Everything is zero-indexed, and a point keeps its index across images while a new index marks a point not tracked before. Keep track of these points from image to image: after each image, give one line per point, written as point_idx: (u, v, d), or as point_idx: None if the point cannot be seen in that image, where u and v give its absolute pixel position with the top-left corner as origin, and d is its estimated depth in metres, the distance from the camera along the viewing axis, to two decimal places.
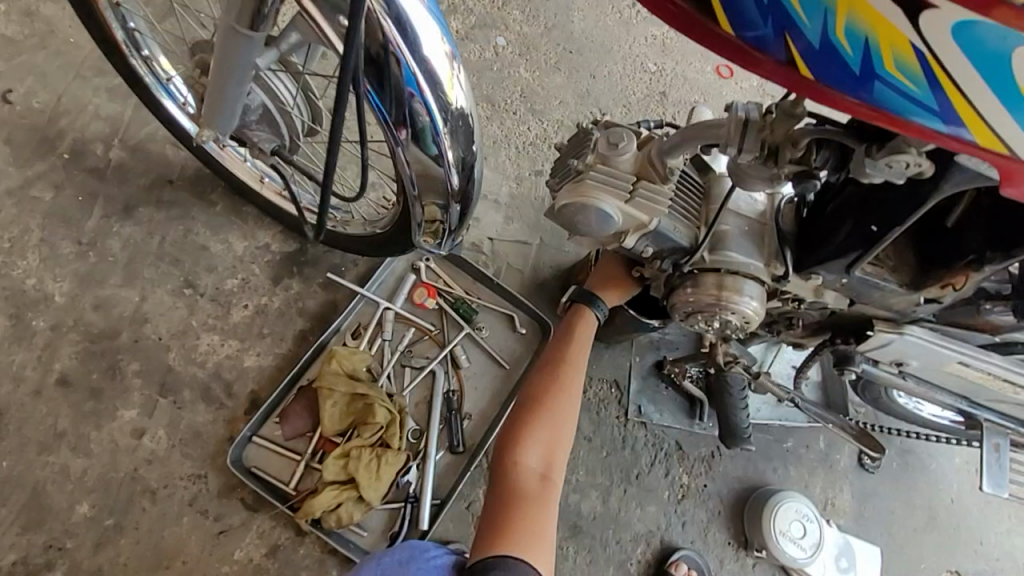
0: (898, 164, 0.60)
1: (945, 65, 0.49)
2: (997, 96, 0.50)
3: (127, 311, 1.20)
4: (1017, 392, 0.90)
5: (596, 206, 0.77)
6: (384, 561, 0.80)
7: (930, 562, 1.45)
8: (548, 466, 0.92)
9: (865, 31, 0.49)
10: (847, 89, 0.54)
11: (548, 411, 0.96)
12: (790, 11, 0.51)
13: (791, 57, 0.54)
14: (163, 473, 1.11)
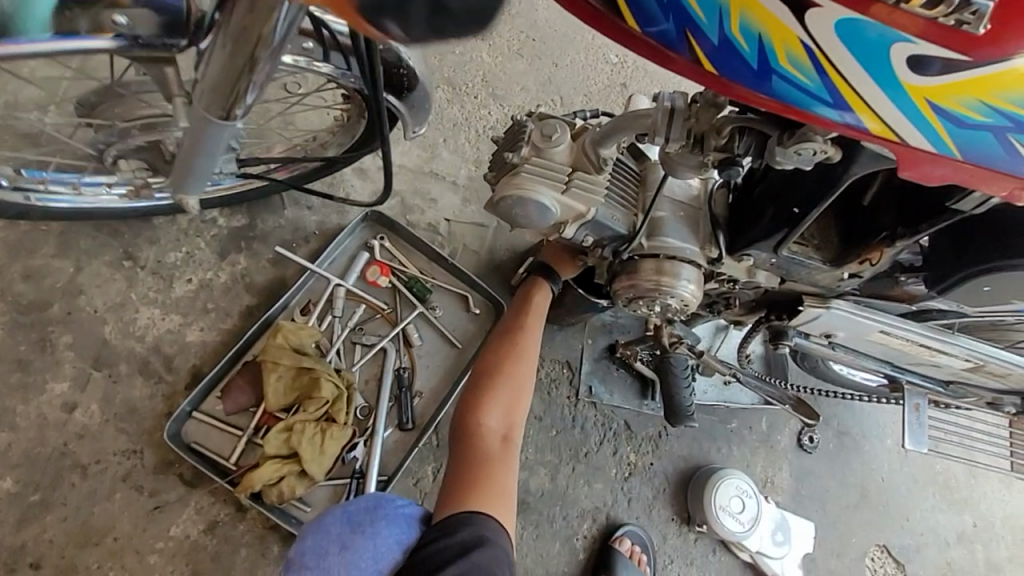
0: (806, 152, 0.62)
1: (833, 58, 0.52)
2: (881, 86, 0.53)
3: (60, 281, 1.15)
4: (933, 355, 0.98)
5: (533, 198, 0.77)
6: (350, 509, 0.80)
7: (859, 536, 1.54)
8: (509, 427, 0.93)
9: (759, 29, 0.52)
10: (750, 84, 0.56)
11: (506, 375, 0.96)
12: (691, 10, 0.52)
13: (695, 53, 0.55)
14: (95, 449, 1.07)
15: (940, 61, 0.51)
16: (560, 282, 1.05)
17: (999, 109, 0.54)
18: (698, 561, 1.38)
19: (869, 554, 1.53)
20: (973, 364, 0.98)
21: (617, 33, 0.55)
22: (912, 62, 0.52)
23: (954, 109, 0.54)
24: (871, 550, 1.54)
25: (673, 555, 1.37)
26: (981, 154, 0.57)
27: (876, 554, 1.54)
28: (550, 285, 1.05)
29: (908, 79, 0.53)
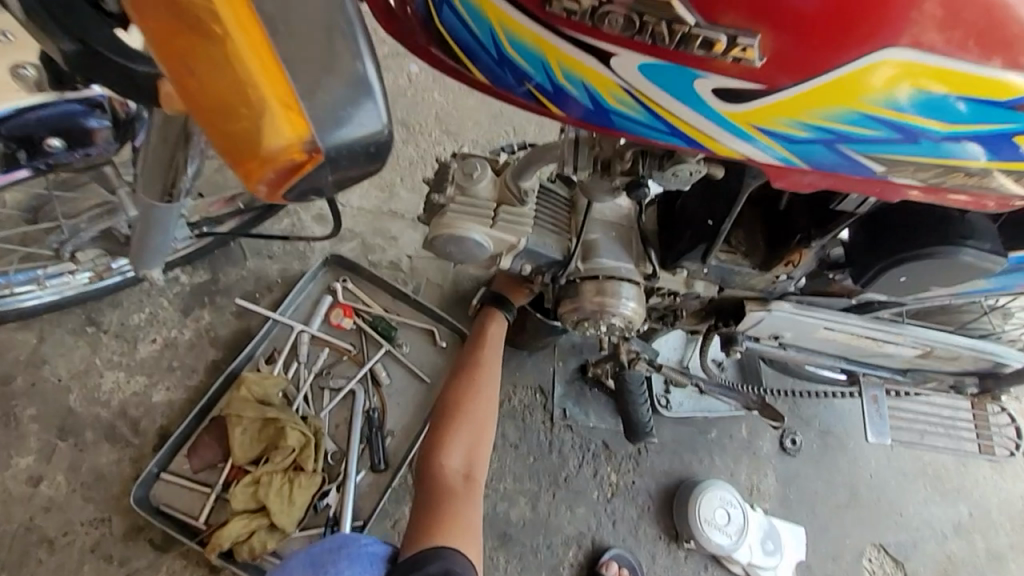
0: (683, 173, 0.70)
1: (648, 95, 0.58)
2: (700, 114, 0.59)
3: (23, 354, 1.16)
4: (880, 345, 1.00)
5: (463, 235, 0.81)
6: (313, 551, 0.78)
7: (853, 536, 1.52)
8: (470, 465, 0.92)
9: (581, 77, 0.58)
10: (592, 122, 0.62)
11: (466, 412, 0.97)
12: (519, 65, 0.58)
13: (538, 99, 0.61)
14: (62, 521, 1.07)
15: (743, 90, 0.56)
16: (513, 310, 1.07)
17: (819, 124, 0.58)
18: None
19: (865, 554, 1.51)
20: (920, 350, 1.02)
21: (473, 82, 0.63)
22: (718, 94, 0.57)
23: (776, 128, 0.59)
24: (868, 550, 1.51)
25: (664, 574, 1.35)
26: (828, 165, 0.62)
27: (872, 553, 1.51)
28: (503, 314, 1.07)
29: (719, 106, 0.58)
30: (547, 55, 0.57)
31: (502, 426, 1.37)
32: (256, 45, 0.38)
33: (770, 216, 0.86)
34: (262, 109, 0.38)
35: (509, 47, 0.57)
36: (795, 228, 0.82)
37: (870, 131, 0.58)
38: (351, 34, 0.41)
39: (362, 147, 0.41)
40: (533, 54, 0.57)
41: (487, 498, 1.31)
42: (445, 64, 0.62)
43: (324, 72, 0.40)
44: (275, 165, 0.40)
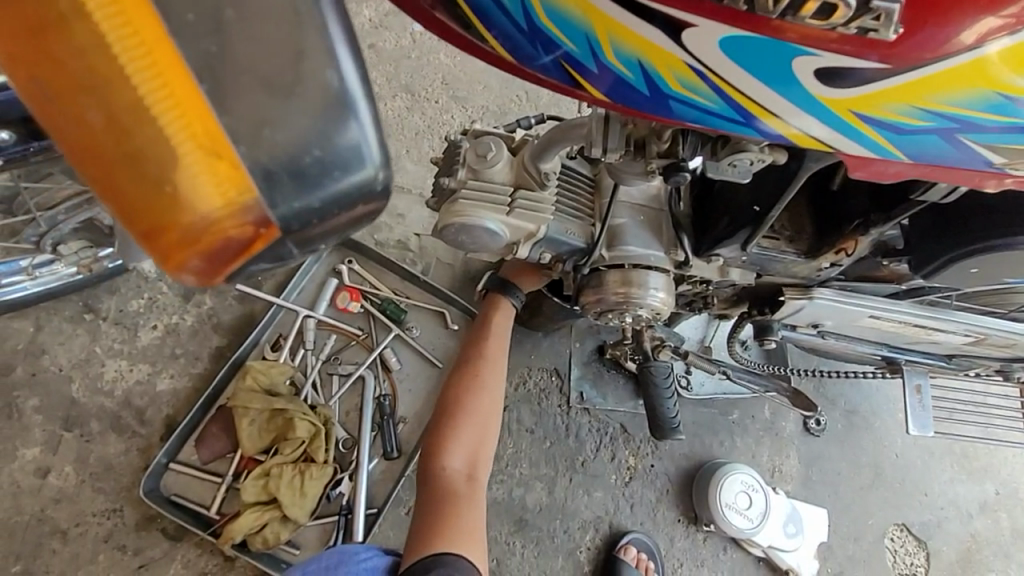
0: (742, 162, 0.61)
1: (724, 77, 0.49)
2: (790, 101, 0.50)
3: (21, 343, 1.11)
4: (929, 333, 0.92)
5: (477, 223, 0.73)
6: (310, 569, 0.76)
7: (877, 517, 1.48)
8: (472, 465, 0.89)
9: (637, 55, 0.49)
10: (644, 108, 0.53)
11: (469, 409, 0.92)
12: (556, 39, 0.49)
13: (576, 79, 0.52)
14: (73, 512, 1.05)
15: (854, 72, 0.47)
16: (521, 295, 1.00)
17: (938, 112, 0.50)
18: (709, 562, 1.33)
19: (888, 534, 1.47)
20: (972, 337, 0.94)
21: (493, 57, 0.54)
22: (815, 73, 0.47)
23: (882, 116, 0.50)
24: (891, 530, 1.48)
25: (682, 557, 1.33)
26: (930, 155, 0.54)
27: (895, 533, 1.48)
28: (511, 301, 1.01)
29: (817, 91, 0.49)
30: (595, 28, 0.48)
31: (517, 410, 1.33)
32: (178, 90, 0.29)
33: (819, 197, 0.78)
34: (187, 173, 0.30)
35: (545, 17, 0.48)
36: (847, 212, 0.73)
37: (994, 117, 0.50)
38: (322, 51, 0.32)
39: (338, 204, 0.33)
40: (578, 27, 0.48)
41: (502, 483, 1.27)
42: (466, 40, 0.53)
43: (281, 115, 0.31)
44: (209, 247, 0.31)
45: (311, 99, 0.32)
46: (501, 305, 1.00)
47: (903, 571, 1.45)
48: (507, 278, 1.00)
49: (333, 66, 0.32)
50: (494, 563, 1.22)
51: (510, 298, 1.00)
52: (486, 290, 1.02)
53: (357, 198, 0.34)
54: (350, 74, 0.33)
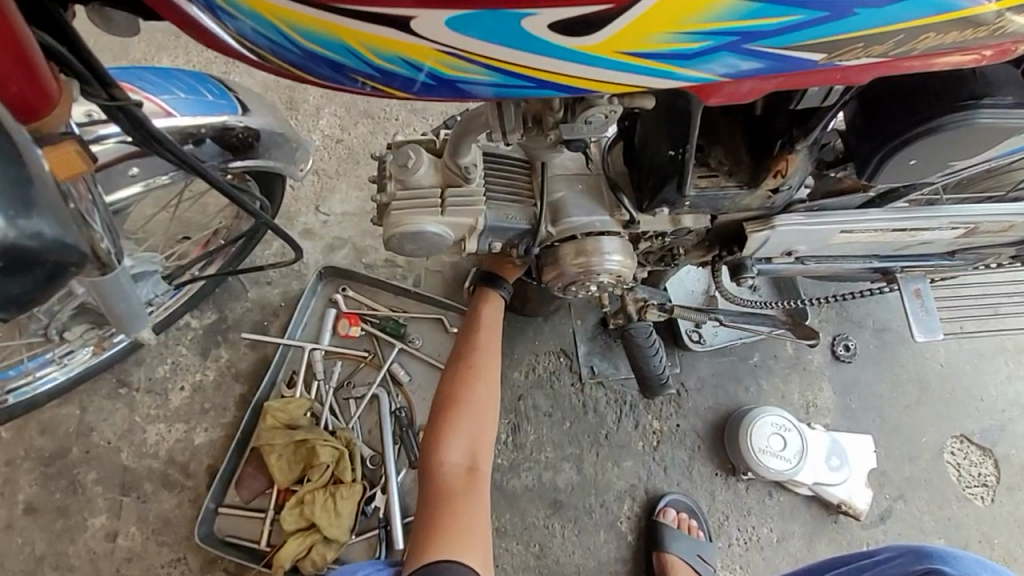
0: (597, 117, 0.62)
1: (484, 54, 0.51)
2: (561, 57, 0.52)
3: (71, 426, 1.22)
4: (915, 234, 0.88)
5: (415, 229, 0.76)
6: None
7: (931, 434, 1.41)
8: (473, 458, 0.93)
9: (398, 55, 0.51)
10: (473, 94, 0.56)
11: (466, 403, 0.96)
12: (327, 56, 0.52)
13: (370, 84, 0.56)
14: (145, 566, 1.15)
15: (593, 18, 0.48)
16: (508, 287, 1.02)
17: (709, 30, 0.50)
18: (756, 510, 1.31)
19: (947, 448, 1.40)
20: (964, 229, 0.89)
21: (296, 76, 0.57)
22: (558, 30, 0.49)
23: (657, 48, 0.51)
24: (949, 443, 1.40)
25: (727, 510, 1.31)
26: (738, 70, 0.54)
27: (955, 446, 1.40)
28: (499, 293, 1.03)
29: (572, 43, 0.50)
30: (348, 39, 0.50)
31: (532, 397, 1.34)
32: None
33: (750, 125, 0.77)
34: None
35: (304, 41, 0.51)
36: (776, 131, 0.73)
37: (778, 19, 0.50)
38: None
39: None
40: (334, 43, 0.51)
41: (531, 469, 1.29)
42: (255, 61, 0.56)
43: None
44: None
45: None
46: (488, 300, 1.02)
47: (971, 483, 1.37)
48: (490, 271, 1.02)
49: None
50: (537, 548, 1.25)
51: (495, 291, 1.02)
52: (476, 285, 1.04)
53: (1, 259, 0.50)
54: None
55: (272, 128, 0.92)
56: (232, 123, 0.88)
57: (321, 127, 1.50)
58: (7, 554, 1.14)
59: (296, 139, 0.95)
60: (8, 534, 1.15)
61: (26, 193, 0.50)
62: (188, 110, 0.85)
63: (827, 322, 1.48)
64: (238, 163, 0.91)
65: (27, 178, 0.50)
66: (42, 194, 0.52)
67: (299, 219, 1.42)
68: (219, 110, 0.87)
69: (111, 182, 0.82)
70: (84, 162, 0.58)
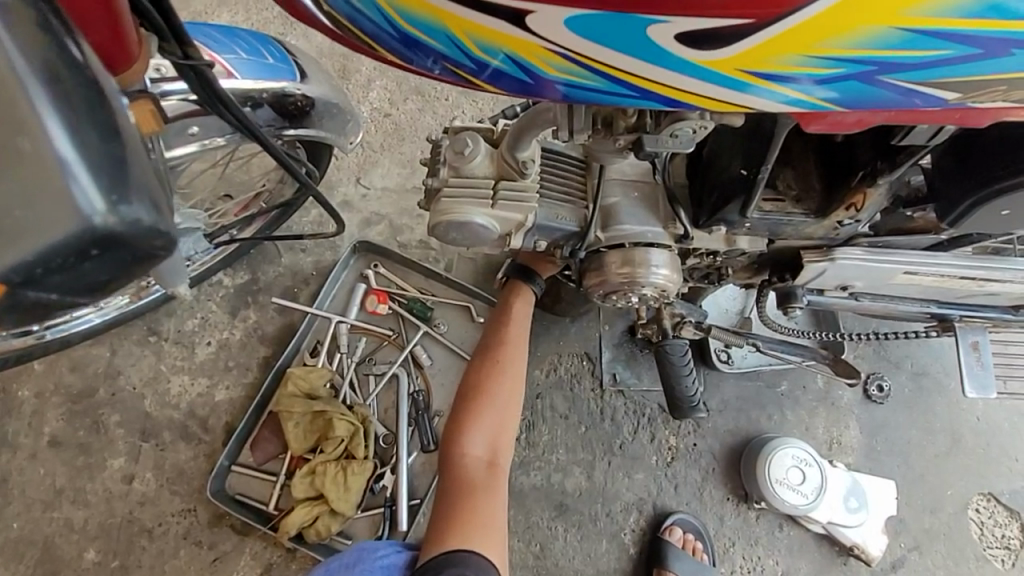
0: (684, 132, 0.60)
1: (592, 56, 0.49)
2: (674, 69, 0.49)
3: (100, 367, 1.24)
4: (982, 284, 0.83)
5: (464, 219, 0.74)
6: (332, 566, 0.82)
7: (958, 487, 1.35)
8: (493, 453, 0.93)
9: (501, 48, 0.49)
10: (538, 92, 0.54)
11: (493, 397, 0.95)
12: (424, 42, 0.51)
13: (463, 77, 0.54)
14: (156, 513, 1.17)
15: (722, 30, 0.45)
16: (540, 281, 1.00)
17: (844, 57, 0.47)
18: (764, 540, 1.28)
19: (972, 505, 1.34)
20: None
21: (381, 59, 0.56)
22: (680, 40, 0.47)
23: (780, 69, 0.48)
24: (974, 500, 1.35)
25: (734, 536, 1.28)
26: (860, 100, 0.51)
27: (981, 504, 1.35)
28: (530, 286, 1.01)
29: (692, 55, 0.48)
30: (453, 28, 0.48)
31: (550, 396, 1.32)
32: None
33: (826, 152, 0.73)
34: None
35: (402, 22, 0.49)
36: (854, 158, 0.69)
37: (922, 53, 0.46)
38: (35, 132, 0.47)
39: (66, 256, 0.49)
40: (434, 28, 0.49)
41: (541, 469, 1.28)
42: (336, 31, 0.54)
43: None
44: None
45: (37, 171, 0.47)
46: (516, 297, 1.00)
47: (992, 544, 1.32)
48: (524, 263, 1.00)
49: (50, 143, 0.47)
50: (538, 548, 1.23)
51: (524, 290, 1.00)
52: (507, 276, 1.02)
53: (89, 242, 0.49)
54: (72, 146, 0.48)
55: (330, 99, 0.91)
56: (290, 90, 0.87)
57: (371, 99, 1.49)
58: (29, 483, 1.17)
59: (351, 113, 0.95)
60: (31, 464, 1.18)
61: (120, 175, 0.50)
62: (249, 71, 0.84)
63: (862, 359, 1.43)
64: (293, 132, 0.90)
65: (122, 158, 0.51)
66: (137, 176, 0.52)
67: (339, 189, 1.42)
68: (279, 75, 0.86)
69: (171, 139, 0.82)
70: (156, 121, 0.59)
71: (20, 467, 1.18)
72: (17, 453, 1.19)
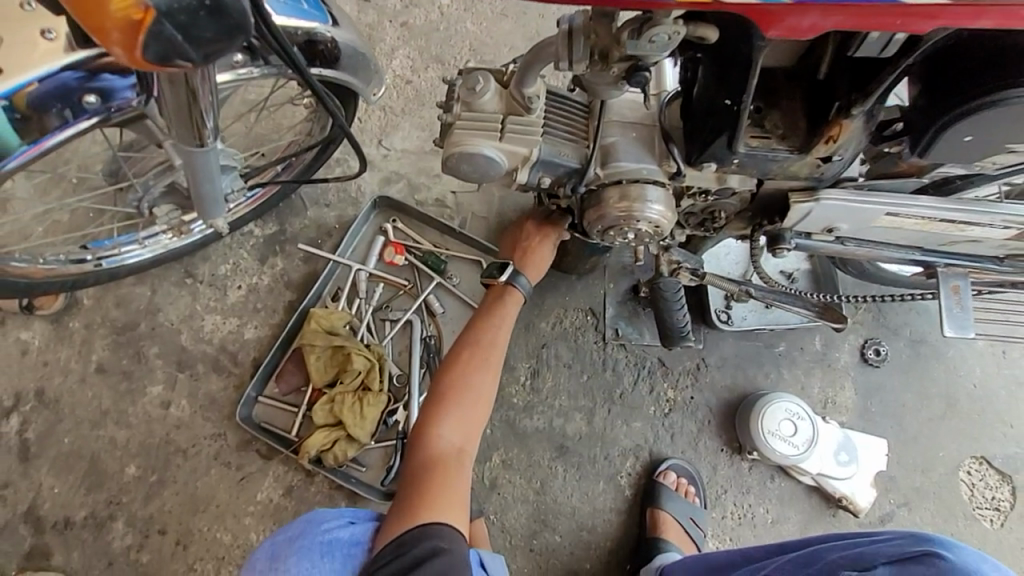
0: (660, 38, 0.63)
1: None
2: None
3: (141, 304, 1.36)
4: (962, 228, 0.88)
5: (475, 151, 0.82)
6: (277, 539, 0.89)
7: (950, 450, 1.39)
8: (463, 439, 1.00)
9: None
10: None
11: (468, 390, 1.02)
12: None
13: None
14: (190, 435, 1.29)
15: None
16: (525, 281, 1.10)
17: None
18: (755, 489, 1.34)
19: (963, 467, 1.38)
20: (1016, 230, 0.88)
21: None
22: None
23: None
24: (966, 463, 1.38)
25: (727, 485, 1.34)
26: None
27: (972, 467, 1.38)
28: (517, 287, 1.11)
29: None
30: None
31: (554, 347, 1.40)
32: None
33: (811, 93, 0.78)
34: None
35: None
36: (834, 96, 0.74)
37: None
38: None
39: (188, 6, 0.51)
40: None
41: (543, 413, 1.35)
42: None
43: None
44: (122, 24, 0.50)
45: None
46: (510, 287, 1.10)
47: (982, 505, 1.36)
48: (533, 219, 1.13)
49: None
50: (538, 485, 1.31)
51: (516, 280, 1.10)
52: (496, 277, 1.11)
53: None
54: None
55: (354, 46, 0.99)
56: (321, 33, 0.95)
57: (394, 66, 1.57)
58: (78, 404, 1.29)
59: (375, 65, 1.04)
60: (80, 387, 1.30)
61: None
62: (286, 12, 0.92)
63: (861, 324, 1.46)
64: (319, 71, 0.99)
65: None
66: None
67: (361, 149, 1.50)
68: (311, 19, 0.94)
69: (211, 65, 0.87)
70: None
71: (70, 389, 1.30)
72: (67, 377, 1.30)
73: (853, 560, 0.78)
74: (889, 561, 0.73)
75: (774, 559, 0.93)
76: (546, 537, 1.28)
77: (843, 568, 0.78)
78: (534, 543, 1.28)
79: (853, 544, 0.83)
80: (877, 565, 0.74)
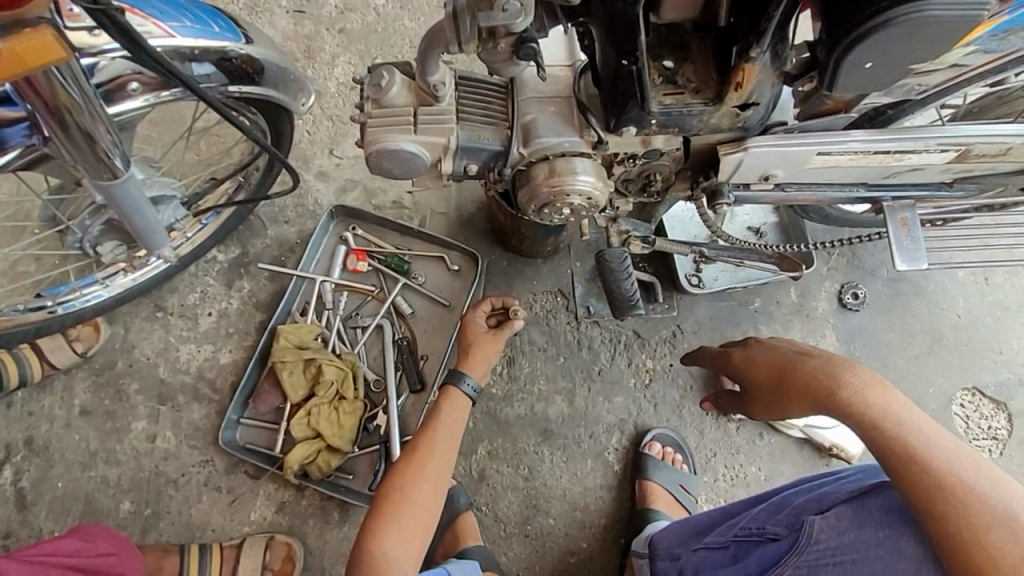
0: (511, 5, 0.64)
1: None
2: None
3: (116, 342, 1.37)
4: (899, 158, 0.86)
5: (391, 147, 0.82)
6: None
7: (941, 385, 1.37)
8: (408, 550, 0.95)
9: None
10: None
11: (410, 501, 0.99)
12: None
13: None
14: (178, 465, 1.30)
15: None
16: (470, 381, 1.11)
17: None
18: (745, 449, 1.33)
19: (956, 401, 1.36)
20: (956, 152, 0.86)
21: None
22: None
23: None
24: (958, 396, 1.36)
25: (715, 448, 1.33)
26: None
27: (965, 399, 1.36)
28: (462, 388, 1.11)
29: None
30: None
31: (527, 332, 1.39)
32: None
33: (720, 41, 0.77)
34: None
35: None
36: (736, 40, 0.73)
37: None
38: None
39: None
40: None
41: (523, 400, 1.35)
42: None
43: None
44: None
45: None
46: (455, 390, 1.10)
47: (979, 435, 1.34)
48: (485, 317, 1.17)
49: None
50: (526, 471, 1.31)
51: (460, 383, 1.11)
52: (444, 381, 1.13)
53: None
54: None
55: (273, 61, 0.99)
56: (233, 50, 0.95)
57: (337, 75, 1.56)
58: (66, 447, 1.31)
59: (299, 76, 1.03)
60: (67, 431, 1.32)
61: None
62: (189, 37, 0.91)
63: (837, 270, 1.44)
64: (240, 89, 0.99)
65: None
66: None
67: (314, 162, 1.50)
68: (222, 38, 0.94)
69: (112, 98, 0.85)
70: (59, 48, 0.56)
71: (58, 435, 1.32)
72: (53, 423, 1.32)
73: (816, 501, 0.84)
74: (847, 499, 0.80)
75: (746, 513, 0.95)
76: (540, 522, 1.28)
77: (807, 511, 0.84)
78: (528, 529, 1.28)
79: (818, 487, 0.90)
80: (836, 505, 0.81)
